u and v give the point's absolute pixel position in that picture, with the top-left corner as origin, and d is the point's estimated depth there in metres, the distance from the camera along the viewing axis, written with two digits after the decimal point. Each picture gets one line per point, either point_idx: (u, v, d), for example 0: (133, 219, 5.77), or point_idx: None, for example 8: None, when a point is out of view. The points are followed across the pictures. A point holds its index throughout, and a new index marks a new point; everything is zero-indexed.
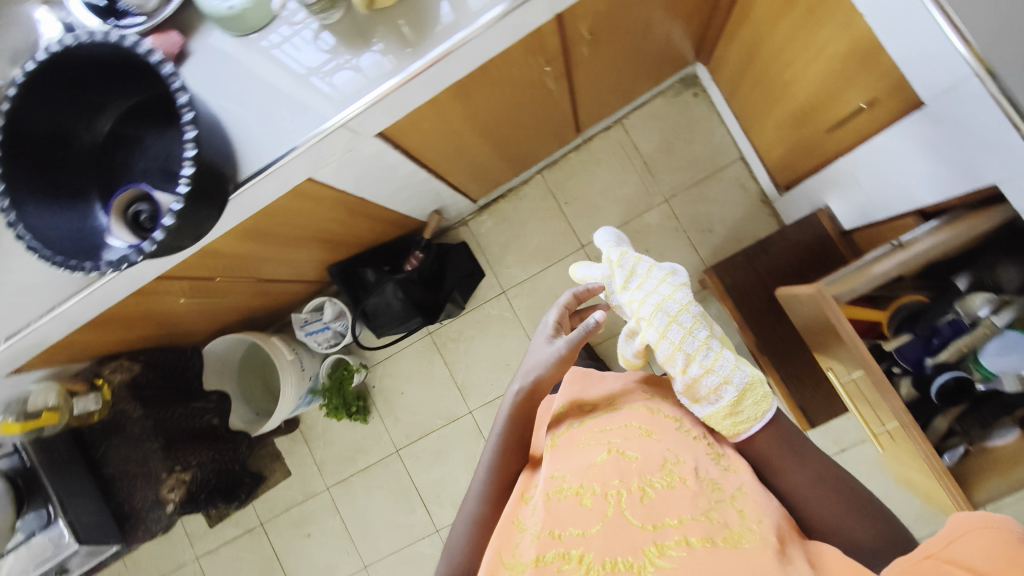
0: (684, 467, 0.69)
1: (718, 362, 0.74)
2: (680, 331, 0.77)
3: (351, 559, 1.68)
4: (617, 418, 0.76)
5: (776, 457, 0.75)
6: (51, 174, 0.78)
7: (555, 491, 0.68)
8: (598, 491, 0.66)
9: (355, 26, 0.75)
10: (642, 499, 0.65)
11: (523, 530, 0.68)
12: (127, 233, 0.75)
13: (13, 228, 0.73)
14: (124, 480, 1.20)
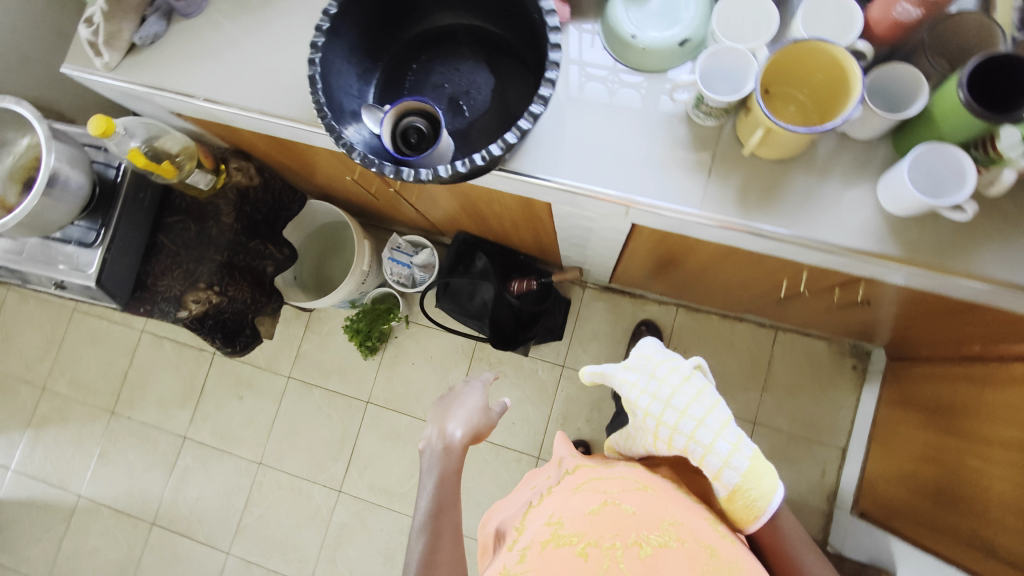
0: (683, 528, 0.67)
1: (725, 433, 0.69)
2: (688, 420, 0.71)
3: (255, 447, 1.65)
4: (618, 475, 0.78)
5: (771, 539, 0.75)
6: (375, 23, 0.75)
7: (551, 540, 0.67)
8: (595, 543, 0.65)
9: (713, 142, 0.72)
10: (641, 555, 0.63)
11: (512, 573, 0.65)
12: (389, 141, 0.71)
13: (312, 47, 0.68)
14: (167, 262, 1.12)
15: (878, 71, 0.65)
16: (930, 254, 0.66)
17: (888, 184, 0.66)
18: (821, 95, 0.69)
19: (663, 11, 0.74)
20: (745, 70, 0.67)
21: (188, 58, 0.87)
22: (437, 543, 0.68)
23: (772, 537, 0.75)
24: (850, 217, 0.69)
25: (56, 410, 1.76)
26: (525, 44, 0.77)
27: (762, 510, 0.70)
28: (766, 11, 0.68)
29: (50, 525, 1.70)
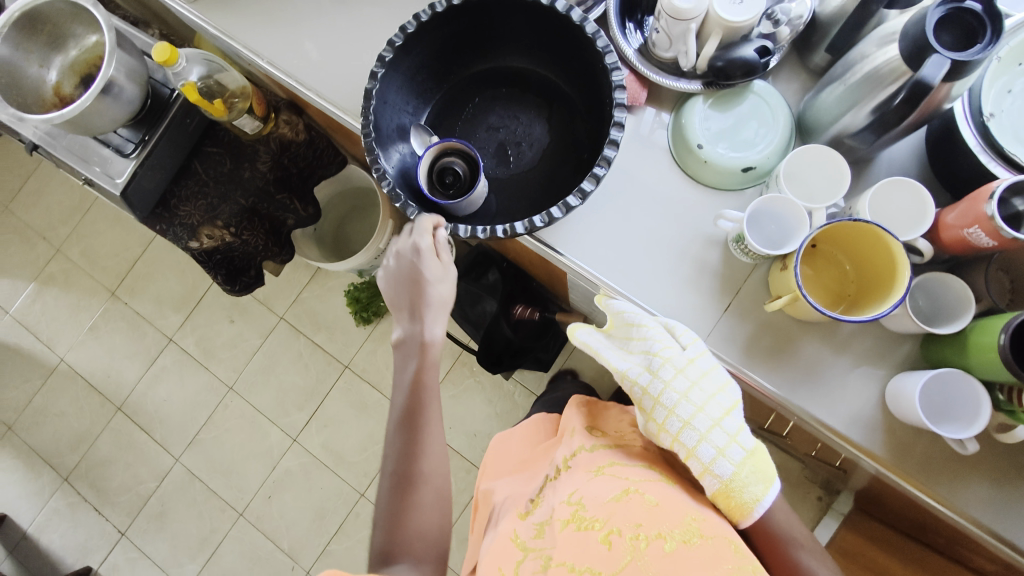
0: (710, 525, 0.58)
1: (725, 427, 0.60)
2: (685, 407, 0.61)
3: (230, 371, 1.69)
4: (629, 460, 0.70)
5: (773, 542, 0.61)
6: (450, 48, 0.74)
7: (570, 520, 0.64)
8: (620, 531, 0.59)
9: (741, 279, 0.70)
10: (665, 549, 0.56)
11: (527, 550, 0.65)
12: (424, 180, 0.72)
13: (377, 61, 0.66)
14: (193, 188, 1.13)
15: (929, 278, 0.61)
16: (916, 469, 0.64)
17: (897, 390, 0.63)
18: (864, 279, 0.65)
19: (739, 130, 0.71)
20: (791, 225, 0.65)
21: (266, 15, 0.86)
22: (419, 434, 0.63)
23: (775, 542, 0.61)
24: (847, 397, 0.67)
25: (63, 273, 1.83)
26: (588, 114, 0.74)
27: (751, 510, 0.58)
28: (842, 175, 0.62)
29: (28, 377, 1.79)
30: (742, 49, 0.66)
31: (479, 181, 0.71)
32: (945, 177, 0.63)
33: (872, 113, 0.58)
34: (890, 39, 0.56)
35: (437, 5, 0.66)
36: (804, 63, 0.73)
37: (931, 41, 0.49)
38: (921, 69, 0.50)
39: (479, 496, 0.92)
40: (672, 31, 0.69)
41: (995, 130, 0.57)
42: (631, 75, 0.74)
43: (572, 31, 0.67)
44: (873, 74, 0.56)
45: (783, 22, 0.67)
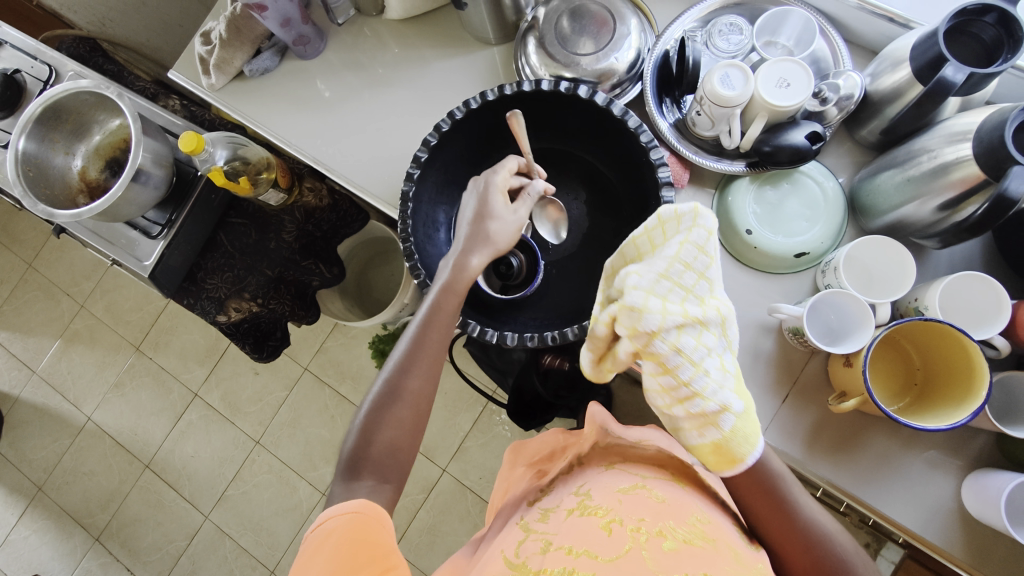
0: (714, 528, 0.52)
1: (707, 333, 0.45)
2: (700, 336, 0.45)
3: (257, 425, 1.68)
4: (645, 460, 0.64)
5: (763, 491, 0.50)
6: (484, 137, 0.72)
7: (575, 508, 0.57)
8: (623, 520, 0.52)
9: (798, 368, 0.67)
10: (665, 546, 0.48)
11: (531, 531, 0.57)
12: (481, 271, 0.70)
13: (413, 161, 0.65)
14: (218, 261, 1.10)
15: (1009, 375, 0.58)
16: (998, 572, 0.61)
17: (976, 489, 0.59)
18: (933, 381, 0.61)
19: (791, 214, 0.68)
20: (853, 318, 0.61)
21: (291, 101, 0.86)
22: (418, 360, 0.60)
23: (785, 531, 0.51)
24: (922, 492, 0.63)
25: (88, 329, 1.84)
26: (632, 201, 0.71)
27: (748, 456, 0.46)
28: (906, 267, 0.60)
29: (57, 437, 1.80)
30: (791, 133, 0.64)
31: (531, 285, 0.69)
32: (1016, 264, 0.59)
33: (939, 209, 0.55)
34: (963, 137, 0.53)
35: (472, 102, 0.65)
36: (851, 135, 0.70)
37: (1013, 151, 0.47)
38: (1003, 179, 0.47)
39: (497, 484, 0.81)
40: (713, 115, 0.67)
41: None
42: (671, 157, 0.72)
43: (612, 122, 0.65)
44: (943, 170, 0.53)
45: (832, 100, 0.65)
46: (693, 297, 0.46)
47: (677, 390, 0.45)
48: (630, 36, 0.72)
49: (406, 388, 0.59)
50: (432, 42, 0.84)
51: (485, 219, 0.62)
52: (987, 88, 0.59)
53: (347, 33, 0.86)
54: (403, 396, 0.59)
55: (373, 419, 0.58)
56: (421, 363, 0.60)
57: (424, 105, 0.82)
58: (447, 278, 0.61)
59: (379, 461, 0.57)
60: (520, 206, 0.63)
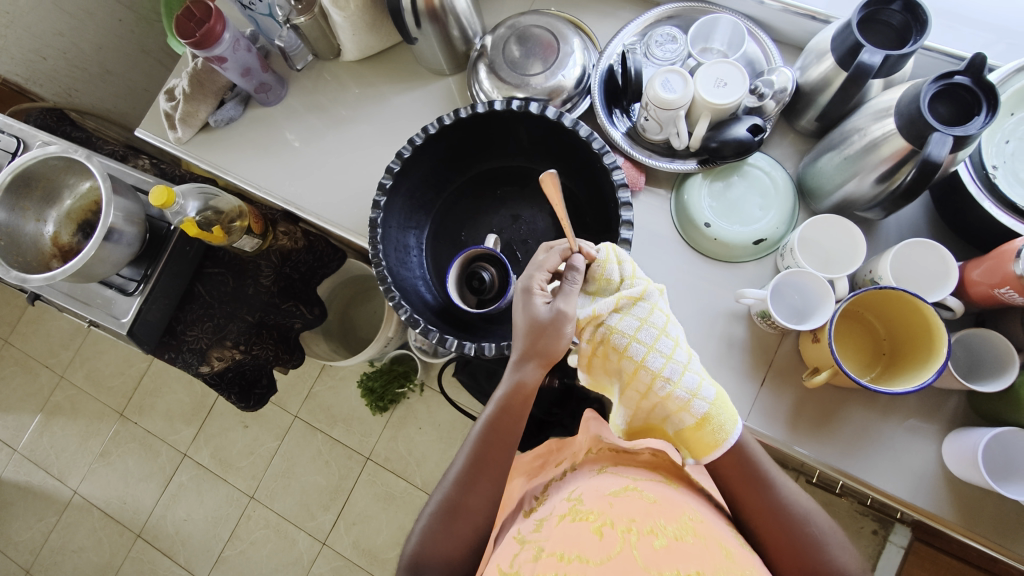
0: (705, 526, 0.54)
1: (655, 317, 0.59)
2: (657, 354, 0.58)
3: (249, 480, 1.64)
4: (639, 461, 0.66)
5: (738, 468, 0.55)
6: (446, 160, 0.75)
7: (567, 513, 0.58)
8: (614, 523, 0.53)
9: (772, 351, 0.69)
10: (656, 545, 0.50)
11: (525, 541, 0.57)
12: (454, 287, 0.71)
13: (378, 188, 0.67)
14: (199, 312, 1.11)
15: (969, 333, 0.61)
16: (991, 532, 0.61)
17: (956, 448, 0.61)
18: (900, 349, 0.63)
19: (746, 204, 0.71)
20: (815, 297, 0.64)
21: (257, 146, 0.88)
22: (479, 476, 0.60)
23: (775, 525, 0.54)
24: (907, 460, 0.64)
25: (69, 400, 1.80)
26: (594, 207, 0.73)
27: (727, 438, 0.55)
28: (857, 243, 0.63)
29: (43, 515, 1.74)
30: (734, 128, 0.68)
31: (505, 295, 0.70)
32: (957, 227, 0.63)
33: (877, 182, 0.58)
34: (886, 113, 0.56)
35: (430, 127, 0.68)
36: (792, 126, 0.74)
37: (929, 120, 0.50)
38: (925, 146, 0.50)
39: None
40: (660, 119, 0.70)
41: (1002, 189, 0.57)
42: (626, 163, 0.76)
43: (565, 133, 0.68)
44: (873, 146, 0.57)
45: (768, 95, 0.69)
46: (631, 286, 0.60)
47: (649, 381, 0.58)
48: (574, 54, 0.76)
49: (464, 502, 0.59)
50: (389, 79, 0.87)
51: (534, 332, 0.58)
52: (904, 68, 0.63)
53: (307, 78, 0.89)
54: (461, 505, 0.59)
55: (432, 529, 0.58)
56: (481, 479, 0.60)
57: (388, 140, 0.86)
58: (505, 398, 0.60)
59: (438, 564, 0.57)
60: (562, 300, 0.58)
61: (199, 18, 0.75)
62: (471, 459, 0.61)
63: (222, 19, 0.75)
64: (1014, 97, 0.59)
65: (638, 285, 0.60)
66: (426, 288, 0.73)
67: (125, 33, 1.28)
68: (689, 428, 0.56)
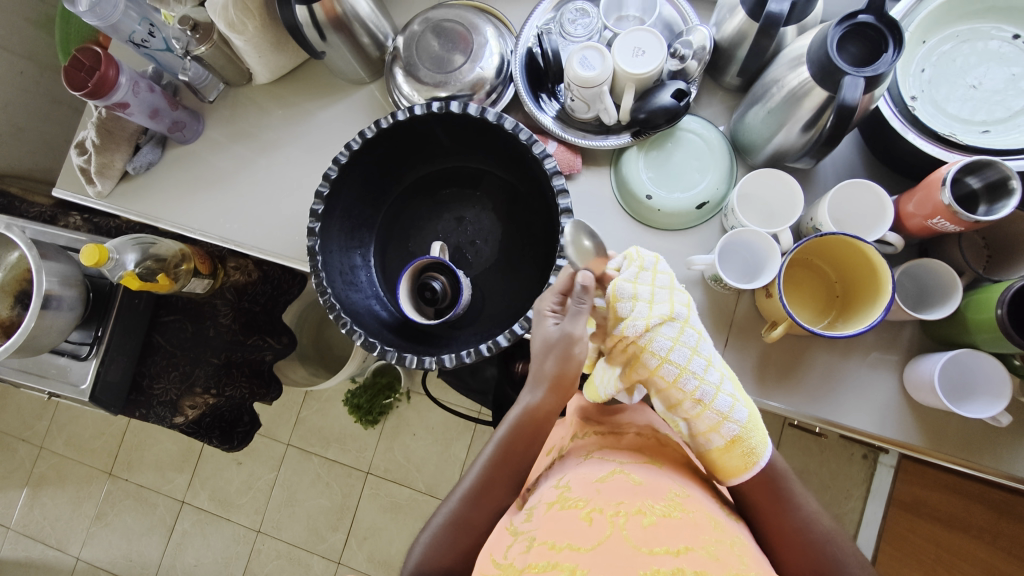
0: (691, 499, 0.55)
1: (685, 337, 0.56)
2: (691, 364, 0.55)
3: (253, 514, 1.63)
4: (626, 440, 0.63)
5: (763, 488, 0.54)
6: (378, 173, 0.72)
7: (555, 500, 0.57)
8: (602, 508, 0.53)
9: (731, 310, 0.69)
10: (645, 523, 0.51)
11: (516, 533, 0.56)
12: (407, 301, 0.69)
13: (310, 216, 0.65)
14: (163, 363, 1.08)
15: (913, 265, 0.61)
16: (958, 451, 0.63)
17: (916, 376, 0.62)
18: (851, 290, 0.64)
19: (683, 170, 0.70)
20: (760, 251, 0.64)
21: (184, 188, 0.85)
22: (496, 492, 0.61)
23: (771, 497, 0.54)
24: (874, 397, 0.66)
25: (53, 469, 1.76)
26: (537, 198, 0.72)
27: (759, 460, 0.54)
28: (794, 192, 0.64)
29: None
30: (660, 95, 0.67)
31: (461, 301, 0.69)
32: (889, 161, 0.63)
33: (804, 131, 0.58)
34: (800, 61, 0.56)
35: (352, 143, 0.65)
36: (719, 84, 0.74)
37: (839, 63, 0.50)
38: (839, 91, 0.50)
39: None
40: (585, 99, 0.69)
41: (921, 120, 0.57)
42: (560, 147, 0.74)
43: (492, 128, 0.67)
44: (795, 96, 0.56)
45: (688, 56, 0.68)
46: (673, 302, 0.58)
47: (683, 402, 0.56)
48: (489, 43, 0.74)
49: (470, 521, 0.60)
50: (308, 97, 0.84)
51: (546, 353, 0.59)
52: (816, 11, 0.62)
53: (223, 108, 0.85)
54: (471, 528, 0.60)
55: (442, 550, 0.60)
56: (491, 499, 0.61)
57: (318, 161, 0.83)
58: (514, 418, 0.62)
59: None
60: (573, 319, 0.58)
61: (89, 66, 0.71)
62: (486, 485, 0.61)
63: (113, 63, 0.71)
64: (926, 24, 0.59)
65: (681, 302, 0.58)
66: (378, 308, 0.72)
67: (29, 85, 1.21)
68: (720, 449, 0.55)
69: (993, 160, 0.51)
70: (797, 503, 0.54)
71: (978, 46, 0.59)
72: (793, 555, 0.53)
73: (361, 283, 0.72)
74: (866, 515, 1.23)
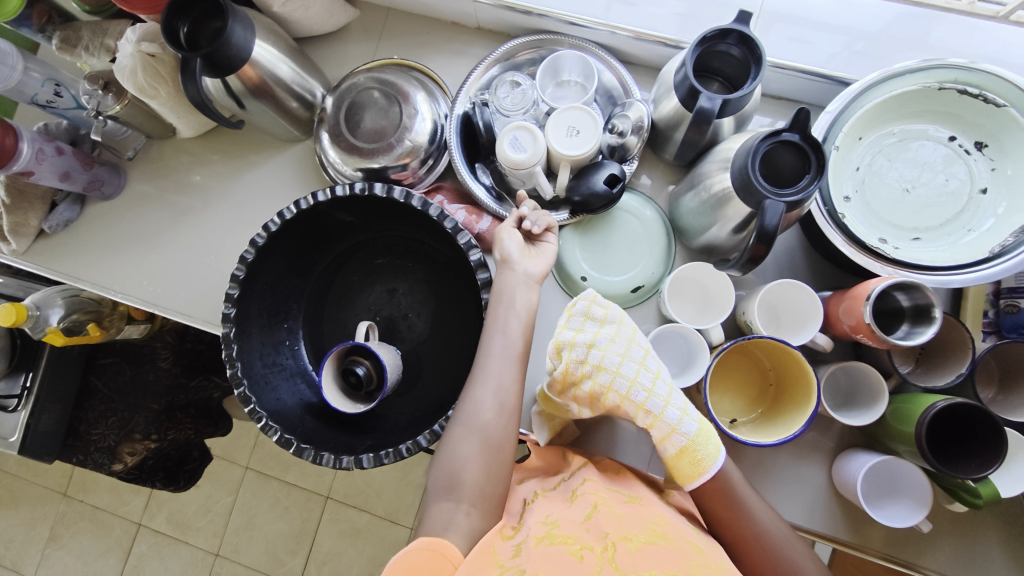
0: (673, 528, 0.54)
1: (635, 351, 0.55)
2: (646, 374, 0.55)
3: (212, 538, 1.61)
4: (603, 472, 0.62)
5: (719, 501, 0.55)
6: (304, 248, 0.69)
7: (543, 536, 0.52)
8: (591, 545, 0.51)
9: None
10: (631, 548, 0.50)
11: (503, 566, 0.50)
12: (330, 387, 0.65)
13: (225, 301, 0.62)
14: (103, 407, 1.04)
15: (847, 365, 0.60)
16: (884, 546, 0.63)
17: (846, 472, 0.61)
18: (784, 384, 0.62)
19: (618, 250, 0.68)
20: (691, 347, 0.63)
21: (106, 246, 0.80)
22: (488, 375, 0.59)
23: (727, 505, 0.55)
24: (804, 491, 0.65)
25: (5, 490, 1.72)
26: (468, 276, 0.70)
27: (708, 468, 0.53)
28: (725, 287, 0.62)
29: None
30: (596, 177, 0.64)
31: (389, 386, 0.66)
32: (825, 252, 0.61)
33: (735, 231, 0.56)
34: (728, 163, 0.54)
35: (270, 224, 0.62)
36: (659, 157, 0.71)
37: (759, 184, 0.48)
38: (761, 211, 0.48)
39: None
40: (517, 177, 0.66)
41: (852, 222, 0.55)
42: (494, 221, 0.71)
43: (416, 210, 0.64)
44: (723, 198, 0.54)
45: (625, 134, 0.65)
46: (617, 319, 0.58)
47: (636, 415, 0.55)
48: (421, 110, 0.70)
49: (483, 421, 0.57)
50: (237, 152, 0.80)
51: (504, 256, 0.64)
52: (753, 100, 0.60)
53: (146, 162, 0.81)
54: (485, 429, 0.57)
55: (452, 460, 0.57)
56: (491, 374, 0.59)
57: (247, 222, 0.79)
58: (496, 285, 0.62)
59: (462, 487, 0.56)
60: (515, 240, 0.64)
61: None
62: (497, 384, 0.58)
63: (10, 129, 0.65)
64: (863, 121, 0.57)
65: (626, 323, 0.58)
66: (303, 392, 0.69)
67: None
68: (674, 458, 0.54)
69: (921, 283, 0.49)
70: (754, 514, 0.55)
71: (912, 146, 0.57)
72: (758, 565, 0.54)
73: (286, 368, 0.69)
74: None
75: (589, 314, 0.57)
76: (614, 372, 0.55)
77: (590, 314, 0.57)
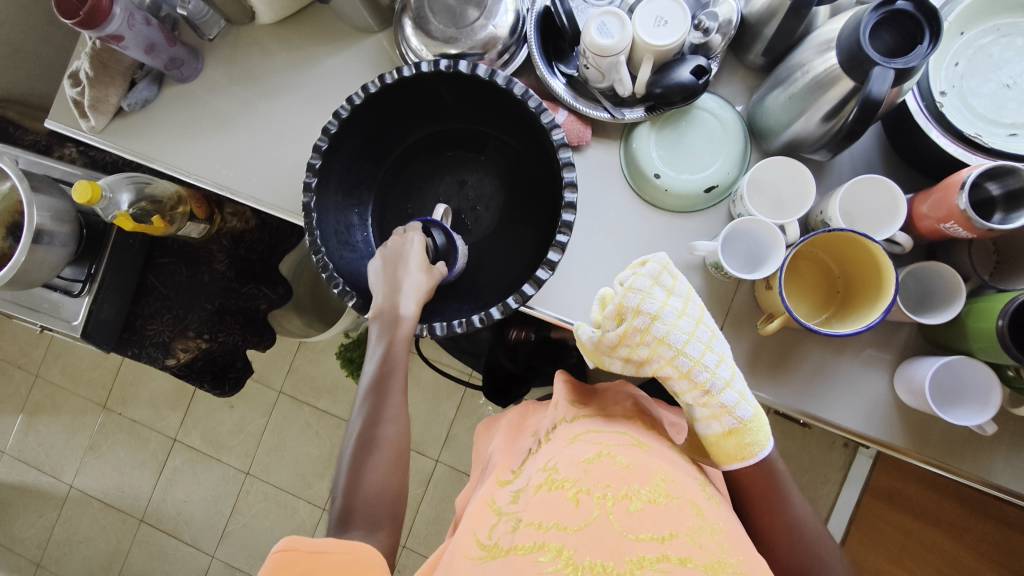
0: (677, 484, 0.52)
1: (701, 333, 0.54)
2: (709, 356, 0.54)
3: (243, 456, 1.67)
4: (612, 423, 0.61)
5: (758, 484, 0.57)
6: (379, 130, 0.70)
7: (541, 484, 0.54)
8: (589, 489, 0.50)
9: (729, 298, 0.68)
10: (632, 508, 0.48)
11: (502, 513, 0.56)
12: None
13: (307, 170, 0.62)
14: (161, 304, 1.08)
15: (923, 266, 0.60)
16: (939, 454, 0.64)
17: (909, 376, 0.62)
18: (853, 286, 0.62)
19: (695, 148, 0.68)
20: (766, 242, 0.62)
21: (180, 129, 0.82)
22: (385, 402, 0.63)
23: (760, 486, 0.57)
24: (864, 397, 0.66)
25: (49, 398, 1.79)
26: (541, 167, 0.70)
27: (755, 453, 0.53)
28: (807, 182, 0.62)
29: (43, 511, 1.77)
30: (682, 69, 0.63)
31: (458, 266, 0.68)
32: (910, 155, 0.61)
33: (824, 120, 0.56)
34: (829, 45, 0.53)
35: (354, 97, 0.62)
36: (741, 61, 0.71)
37: (870, 52, 0.48)
38: (867, 82, 0.48)
39: (477, 447, 0.86)
40: (599, 68, 0.65)
41: (950, 113, 0.55)
42: (570, 116, 0.71)
43: (500, 91, 0.64)
44: (819, 81, 0.54)
45: (712, 30, 0.64)
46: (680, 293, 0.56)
47: (688, 390, 0.54)
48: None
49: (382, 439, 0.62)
50: (313, 42, 0.81)
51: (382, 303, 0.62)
52: None
53: (223, 49, 0.82)
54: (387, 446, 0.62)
55: (378, 403, 0.63)
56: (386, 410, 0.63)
57: (319, 112, 0.80)
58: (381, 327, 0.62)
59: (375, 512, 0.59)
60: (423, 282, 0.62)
61: None
62: (388, 412, 0.63)
63: None
64: (967, 13, 0.56)
65: (686, 292, 0.56)
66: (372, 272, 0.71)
67: None
68: (721, 437, 0.53)
69: (1017, 166, 0.49)
70: (789, 506, 0.58)
71: (1017, 41, 0.56)
72: (781, 548, 0.57)
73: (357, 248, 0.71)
74: (840, 501, 1.25)
75: (651, 284, 0.55)
76: (678, 350, 0.53)
77: (652, 284, 0.55)
